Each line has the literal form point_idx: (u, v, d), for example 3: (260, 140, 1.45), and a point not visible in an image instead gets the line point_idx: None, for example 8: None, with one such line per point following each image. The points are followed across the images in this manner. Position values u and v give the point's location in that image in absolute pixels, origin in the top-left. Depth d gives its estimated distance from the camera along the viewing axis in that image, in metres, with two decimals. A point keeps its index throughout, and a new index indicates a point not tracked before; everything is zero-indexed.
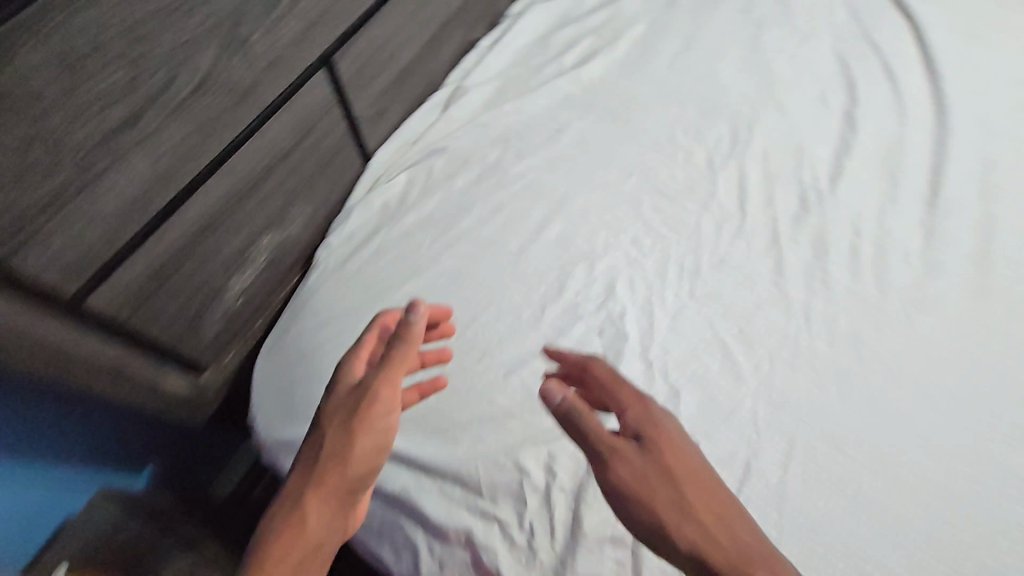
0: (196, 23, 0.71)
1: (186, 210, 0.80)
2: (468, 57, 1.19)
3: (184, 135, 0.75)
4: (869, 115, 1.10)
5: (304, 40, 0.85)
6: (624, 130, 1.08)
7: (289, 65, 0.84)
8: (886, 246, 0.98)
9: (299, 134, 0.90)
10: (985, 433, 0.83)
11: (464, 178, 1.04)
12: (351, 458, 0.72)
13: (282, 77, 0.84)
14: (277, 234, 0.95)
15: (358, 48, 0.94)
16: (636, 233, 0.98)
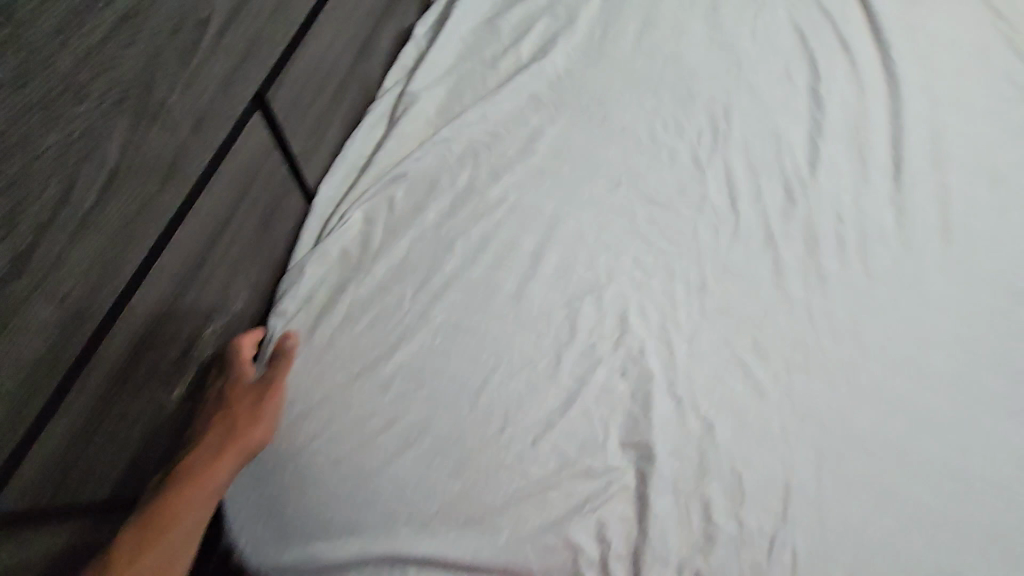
0: (99, 99, 0.57)
1: (125, 322, 0.66)
2: (404, 56, 1.01)
3: (110, 238, 0.61)
4: (833, 88, 1.08)
5: (231, 86, 0.71)
6: (602, 131, 0.97)
7: (218, 119, 0.70)
8: (867, 227, 0.98)
9: (238, 198, 0.77)
10: (986, 406, 0.85)
11: (435, 210, 0.89)
12: (226, 450, 0.73)
13: (212, 135, 0.70)
14: (222, 321, 0.82)
15: (291, 82, 0.81)
16: (637, 251, 0.90)
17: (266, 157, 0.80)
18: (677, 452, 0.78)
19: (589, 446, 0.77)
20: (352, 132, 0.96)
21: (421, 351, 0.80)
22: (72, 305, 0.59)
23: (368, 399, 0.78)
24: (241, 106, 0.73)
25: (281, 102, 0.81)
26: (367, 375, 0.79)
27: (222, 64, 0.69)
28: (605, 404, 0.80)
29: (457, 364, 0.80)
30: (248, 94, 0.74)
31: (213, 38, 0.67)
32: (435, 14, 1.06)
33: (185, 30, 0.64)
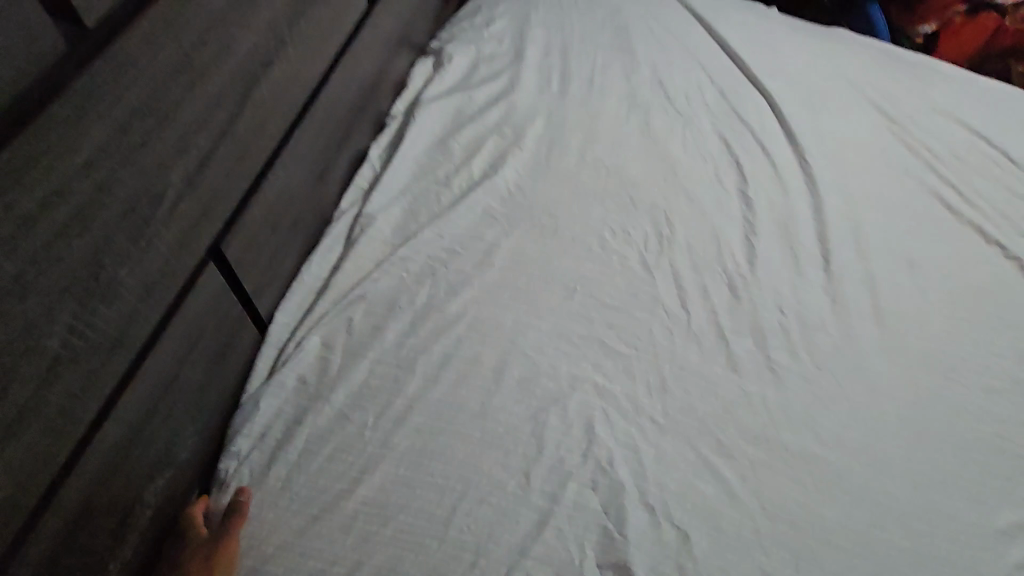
0: (42, 297, 0.55)
1: (61, 507, 0.61)
2: (357, 179, 1.05)
3: (48, 428, 0.58)
4: (759, 190, 1.18)
5: (184, 246, 0.71)
6: (554, 242, 1.02)
7: (169, 280, 0.70)
8: (808, 318, 1.04)
9: (190, 349, 0.76)
10: (937, 489, 0.89)
11: (394, 330, 0.89)
12: None
13: (162, 297, 0.70)
14: (168, 474, 0.76)
15: (248, 226, 0.83)
16: (597, 357, 0.92)
17: (221, 304, 0.80)
18: (657, 569, 0.76)
19: (567, 572, 0.74)
20: (306, 257, 0.96)
21: (386, 484, 0.78)
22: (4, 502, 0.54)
23: (330, 544, 0.73)
24: (193, 262, 0.73)
25: (239, 245, 0.82)
26: (329, 516, 0.75)
27: (176, 228, 0.70)
28: (579, 523, 0.77)
29: (424, 495, 0.77)
30: (201, 250, 0.75)
31: (167, 206, 0.68)
32: (386, 139, 1.12)
33: (137, 208, 0.64)
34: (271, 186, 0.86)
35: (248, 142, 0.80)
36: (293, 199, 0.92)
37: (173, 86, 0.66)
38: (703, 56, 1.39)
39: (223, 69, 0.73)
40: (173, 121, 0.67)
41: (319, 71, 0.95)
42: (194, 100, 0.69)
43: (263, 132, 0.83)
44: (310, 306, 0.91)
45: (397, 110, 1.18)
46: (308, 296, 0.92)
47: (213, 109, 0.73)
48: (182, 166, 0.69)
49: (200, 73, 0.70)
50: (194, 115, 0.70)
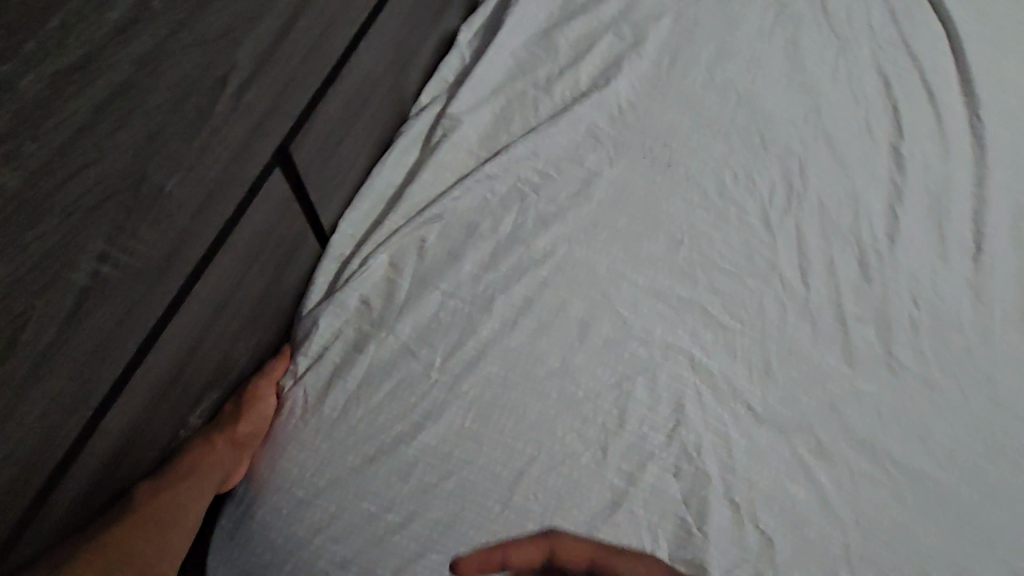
0: (69, 211, 0.43)
1: (109, 430, 0.56)
2: (441, 70, 0.87)
3: (85, 360, 0.49)
4: (915, 148, 0.97)
5: (248, 148, 0.58)
6: (665, 181, 0.85)
7: (231, 188, 0.58)
8: (943, 313, 0.88)
9: (251, 262, 0.65)
10: None
11: (472, 261, 0.77)
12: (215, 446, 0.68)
13: (224, 207, 0.58)
14: (217, 388, 0.72)
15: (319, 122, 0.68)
16: (696, 326, 0.79)
17: (284, 214, 0.68)
18: (732, 571, 0.69)
19: None
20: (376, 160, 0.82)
21: (449, 435, 0.69)
22: (40, 428, 0.48)
23: (385, 490, 0.67)
24: (258, 167, 0.61)
25: (304, 145, 0.68)
26: (384, 459, 0.68)
27: (241, 124, 0.56)
28: (654, 509, 0.69)
29: (490, 454, 0.69)
30: (269, 152, 0.61)
31: (232, 96, 0.54)
32: (478, 22, 0.92)
33: (191, 98, 0.49)
34: (353, 66, 0.70)
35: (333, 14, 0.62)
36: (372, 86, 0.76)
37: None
38: None
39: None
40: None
41: None
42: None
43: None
44: (378, 218, 0.79)
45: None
46: (377, 207, 0.80)
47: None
48: (252, 44, 0.53)
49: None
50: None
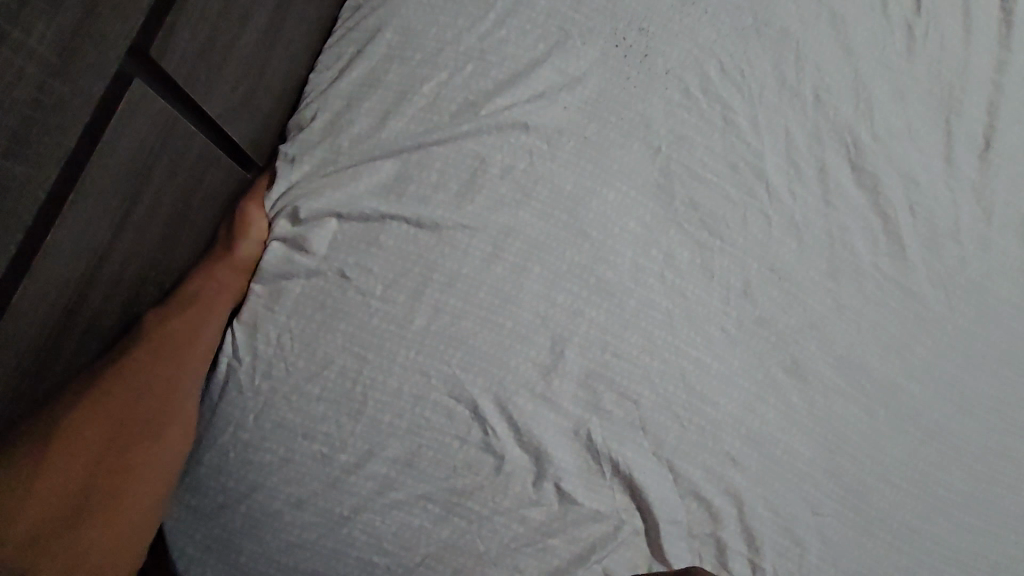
0: None
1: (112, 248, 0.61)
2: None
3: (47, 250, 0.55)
4: (931, 28, 0.84)
5: (75, 60, 0.50)
6: (640, 75, 0.73)
7: (61, 113, 0.50)
8: (938, 219, 0.81)
9: (149, 165, 0.60)
10: (1014, 433, 0.78)
11: (417, 181, 0.68)
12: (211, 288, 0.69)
13: (60, 135, 0.51)
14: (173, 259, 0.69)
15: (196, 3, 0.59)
16: (671, 245, 0.72)
17: (174, 133, 0.62)
18: (696, 493, 0.68)
19: (596, 486, 0.66)
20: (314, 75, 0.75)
21: (396, 370, 0.65)
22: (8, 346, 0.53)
23: (335, 430, 0.64)
24: (101, 85, 0.53)
25: (195, 43, 0.61)
26: (331, 398, 0.64)
27: (45, 26, 0.48)
28: (618, 439, 0.67)
29: (443, 389, 0.65)
30: (113, 62, 0.53)
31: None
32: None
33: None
34: None
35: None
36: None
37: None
38: None
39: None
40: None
41: None
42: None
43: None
44: (323, 140, 0.70)
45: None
46: (323, 126, 0.71)
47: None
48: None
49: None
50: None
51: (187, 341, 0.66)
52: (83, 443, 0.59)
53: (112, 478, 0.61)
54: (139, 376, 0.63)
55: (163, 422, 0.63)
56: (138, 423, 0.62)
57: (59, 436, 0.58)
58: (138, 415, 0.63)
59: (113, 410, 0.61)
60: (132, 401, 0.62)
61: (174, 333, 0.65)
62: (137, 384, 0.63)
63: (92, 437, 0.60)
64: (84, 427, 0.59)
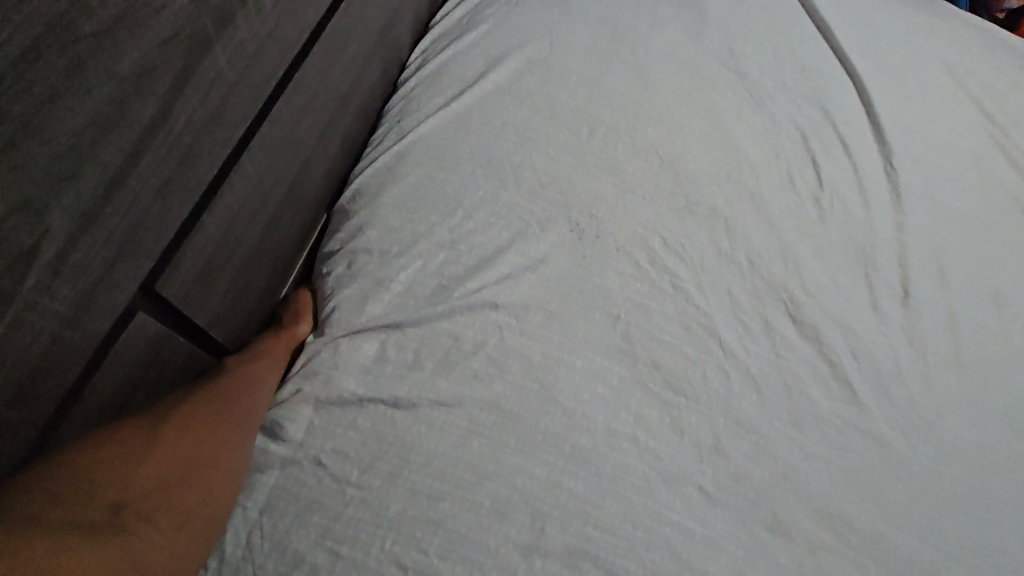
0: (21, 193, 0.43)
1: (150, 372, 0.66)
2: (373, 168, 0.86)
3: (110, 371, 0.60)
4: (836, 199, 0.98)
5: (89, 312, 0.53)
6: (595, 254, 0.83)
7: (69, 357, 0.53)
8: (880, 364, 0.87)
9: (152, 361, 0.65)
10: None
11: (394, 362, 0.72)
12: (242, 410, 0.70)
13: (58, 376, 0.53)
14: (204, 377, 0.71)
15: (203, 238, 0.65)
16: (639, 407, 0.75)
17: (165, 347, 0.66)
18: None
19: None
20: (316, 274, 0.83)
21: (370, 564, 0.62)
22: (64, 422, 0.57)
23: None
24: (104, 327, 0.56)
25: (197, 267, 0.66)
26: None
27: (70, 289, 0.51)
28: None
29: None
30: (121, 306, 0.57)
31: (55, 265, 0.48)
32: (398, 118, 0.92)
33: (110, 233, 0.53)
34: (238, 183, 0.68)
35: (198, 141, 0.59)
36: (270, 189, 0.74)
37: (61, 74, 0.44)
38: (782, 14, 1.12)
39: (153, 18, 0.49)
40: (53, 134, 0.44)
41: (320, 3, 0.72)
42: (97, 88, 0.47)
43: (224, 112, 0.61)
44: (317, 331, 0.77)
45: (412, 77, 0.97)
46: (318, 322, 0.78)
47: (123, 108, 0.50)
48: (77, 203, 0.48)
49: (98, 26, 0.45)
50: (81, 117, 0.46)
51: (230, 450, 0.66)
52: (128, 510, 0.58)
53: (120, 570, 0.54)
54: (190, 466, 0.63)
55: (191, 537, 0.61)
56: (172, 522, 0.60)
57: (108, 488, 0.58)
58: (177, 516, 0.60)
59: (162, 491, 0.61)
60: (176, 495, 0.61)
61: (230, 440, 0.67)
62: (183, 478, 0.62)
63: (138, 511, 0.59)
64: (133, 493, 0.59)
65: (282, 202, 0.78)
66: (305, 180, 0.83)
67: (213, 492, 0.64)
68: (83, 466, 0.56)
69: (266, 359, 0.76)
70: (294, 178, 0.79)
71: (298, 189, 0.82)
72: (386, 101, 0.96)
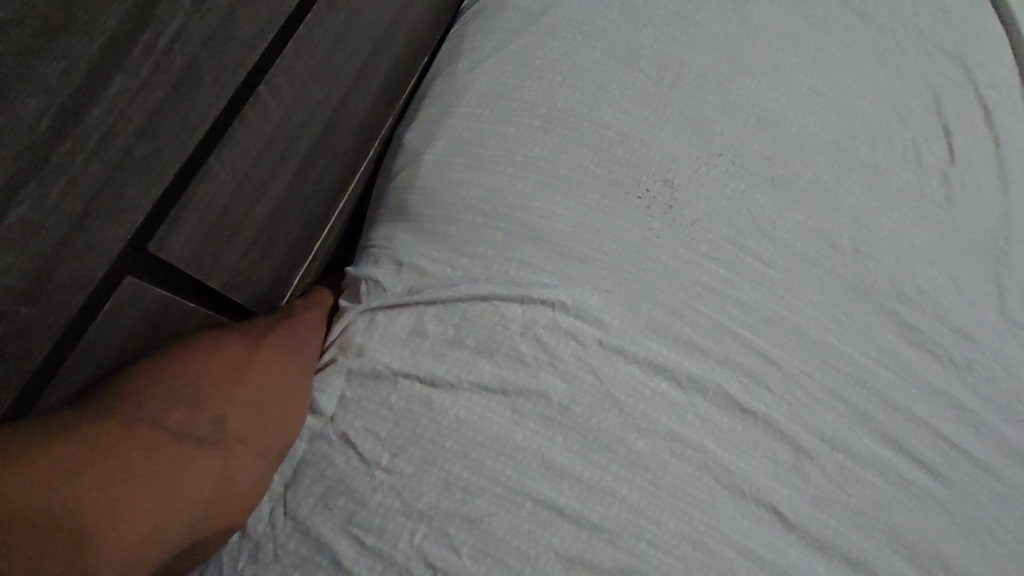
0: None
1: (160, 330, 0.59)
2: (420, 117, 0.76)
3: (102, 335, 0.52)
4: (969, 178, 0.81)
5: (52, 277, 0.45)
6: (665, 227, 0.71)
7: (34, 327, 0.45)
8: (1006, 382, 0.72)
9: (157, 321, 0.58)
10: None
11: (433, 337, 0.64)
12: (298, 354, 0.65)
13: (29, 349, 0.46)
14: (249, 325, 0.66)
15: (210, 187, 0.56)
16: (708, 409, 0.65)
17: (170, 308, 0.58)
18: None
19: None
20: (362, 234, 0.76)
21: (397, 558, 0.57)
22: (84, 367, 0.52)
23: None
24: (81, 293, 0.48)
25: (205, 221, 0.57)
26: None
27: (22, 249, 0.42)
28: None
29: None
30: (98, 269, 0.48)
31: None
32: (451, 56, 0.81)
33: (78, 181, 0.43)
34: (262, 121, 0.59)
35: (190, 65, 0.48)
36: (298, 131, 0.65)
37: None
38: None
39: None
40: None
41: None
42: None
43: (228, 30, 0.50)
44: (355, 295, 0.70)
45: (470, 11, 0.84)
46: (357, 286, 0.71)
47: (72, 12, 0.39)
48: (16, 139, 0.38)
49: None
50: (2, 15, 0.35)
51: (296, 387, 0.63)
52: (216, 422, 0.58)
53: (207, 475, 0.56)
54: (266, 394, 0.61)
55: (266, 457, 0.60)
56: (257, 443, 0.60)
57: (199, 400, 0.58)
58: (255, 437, 0.60)
59: (242, 411, 0.60)
60: (255, 418, 0.60)
61: (300, 373, 0.64)
62: (261, 402, 0.61)
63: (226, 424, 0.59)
64: (222, 406, 0.59)
65: (312, 148, 0.70)
66: (340, 123, 0.74)
67: (283, 422, 0.61)
68: (172, 377, 0.56)
69: (310, 314, 0.70)
70: (329, 119, 0.71)
71: (334, 134, 0.73)
72: (445, 37, 0.85)
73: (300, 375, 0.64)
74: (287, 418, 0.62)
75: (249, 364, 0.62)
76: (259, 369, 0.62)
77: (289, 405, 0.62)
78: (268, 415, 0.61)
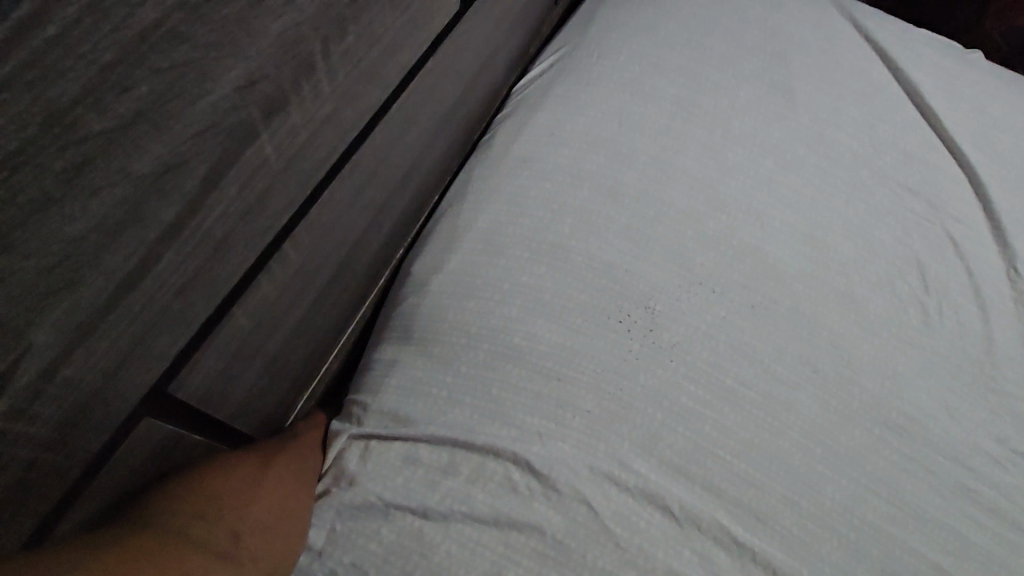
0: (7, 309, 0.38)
1: (175, 453, 0.63)
2: (425, 253, 0.84)
3: (120, 463, 0.56)
4: (946, 306, 0.84)
5: (81, 425, 0.49)
6: (643, 350, 0.74)
7: (60, 468, 0.49)
8: (1013, 516, 0.71)
9: (170, 447, 0.62)
10: None
11: (428, 464, 0.66)
12: (301, 475, 0.69)
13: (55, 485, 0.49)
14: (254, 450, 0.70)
15: (230, 330, 0.61)
16: (705, 543, 0.64)
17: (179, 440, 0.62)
18: None
19: None
20: (367, 358, 0.81)
21: None
22: (107, 491, 0.56)
23: None
24: (102, 436, 0.52)
25: (220, 361, 0.62)
26: None
27: (59, 407, 0.46)
28: None
29: None
30: (121, 414, 0.52)
31: (39, 383, 0.43)
32: (456, 197, 0.90)
33: (119, 342, 0.48)
34: (283, 268, 0.66)
35: (227, 233, 0.54)
36: (314, 272, 0.72)
37: (63, 184, 0.38)
38: (877, 97, 1.03)
39: (185, 110, 0.44)
40: (50, 247, 0.39)
41: (385, 87, 0.70)
42: (109, 191, 0.41)
43: (263, 202, 0.57)
44: (352, 418, 0.73)
45: (474, 160, 0.96)
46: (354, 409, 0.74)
47: (142, 210, 0.45)
48: (75, 316, 0.43)
49: (112, 122, 0.39)
50: (88, 223, 0.41)
51: (300, 507, 0.66)
52: (233, 535, 0.61)
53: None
54: (277, 510, 0.64)
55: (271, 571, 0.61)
56: (272, 551, 0.62)
57: (221, 514, 0.62)
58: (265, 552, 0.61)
59: (255, 527, 0.63)
60: (266, 534, 0.62)
61: (307, 486, 0.68)
62: (272, 519, 0.64)
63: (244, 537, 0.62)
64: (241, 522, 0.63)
65: (325, 283, 0.77)
66: (352, 260, 0.81)
67: (286, 539, 0.63)
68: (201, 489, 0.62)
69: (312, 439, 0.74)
70: (344, 260, 0.78)
71: (346, 270, 0.80)
72: (456, 178, 0.95)
73: (301, 495, 0.67)
74: (289, 536, 0.63)
75: (258, 484, 0.66)
76: (265, 489, 0.66)
77: (293, 523, 0.64)
78: (275, 531, 0.63)
